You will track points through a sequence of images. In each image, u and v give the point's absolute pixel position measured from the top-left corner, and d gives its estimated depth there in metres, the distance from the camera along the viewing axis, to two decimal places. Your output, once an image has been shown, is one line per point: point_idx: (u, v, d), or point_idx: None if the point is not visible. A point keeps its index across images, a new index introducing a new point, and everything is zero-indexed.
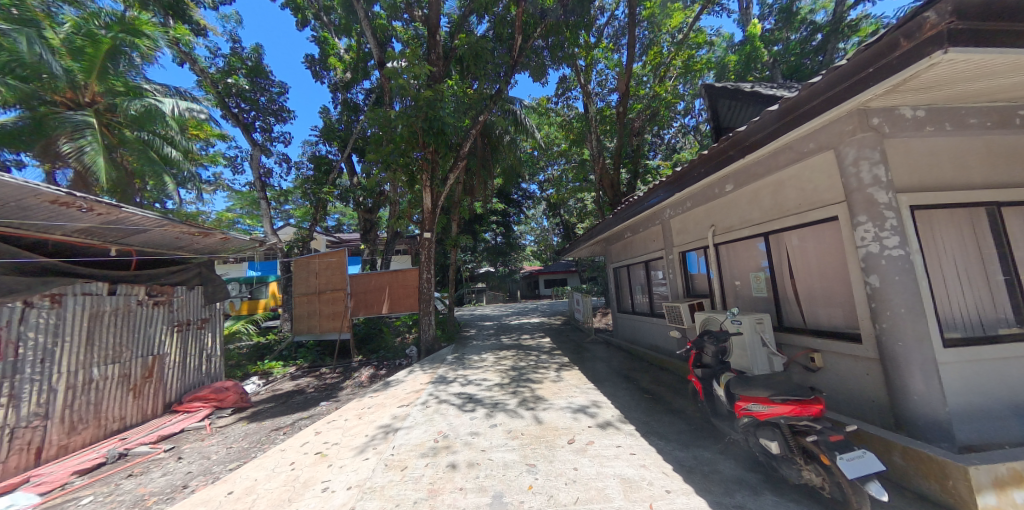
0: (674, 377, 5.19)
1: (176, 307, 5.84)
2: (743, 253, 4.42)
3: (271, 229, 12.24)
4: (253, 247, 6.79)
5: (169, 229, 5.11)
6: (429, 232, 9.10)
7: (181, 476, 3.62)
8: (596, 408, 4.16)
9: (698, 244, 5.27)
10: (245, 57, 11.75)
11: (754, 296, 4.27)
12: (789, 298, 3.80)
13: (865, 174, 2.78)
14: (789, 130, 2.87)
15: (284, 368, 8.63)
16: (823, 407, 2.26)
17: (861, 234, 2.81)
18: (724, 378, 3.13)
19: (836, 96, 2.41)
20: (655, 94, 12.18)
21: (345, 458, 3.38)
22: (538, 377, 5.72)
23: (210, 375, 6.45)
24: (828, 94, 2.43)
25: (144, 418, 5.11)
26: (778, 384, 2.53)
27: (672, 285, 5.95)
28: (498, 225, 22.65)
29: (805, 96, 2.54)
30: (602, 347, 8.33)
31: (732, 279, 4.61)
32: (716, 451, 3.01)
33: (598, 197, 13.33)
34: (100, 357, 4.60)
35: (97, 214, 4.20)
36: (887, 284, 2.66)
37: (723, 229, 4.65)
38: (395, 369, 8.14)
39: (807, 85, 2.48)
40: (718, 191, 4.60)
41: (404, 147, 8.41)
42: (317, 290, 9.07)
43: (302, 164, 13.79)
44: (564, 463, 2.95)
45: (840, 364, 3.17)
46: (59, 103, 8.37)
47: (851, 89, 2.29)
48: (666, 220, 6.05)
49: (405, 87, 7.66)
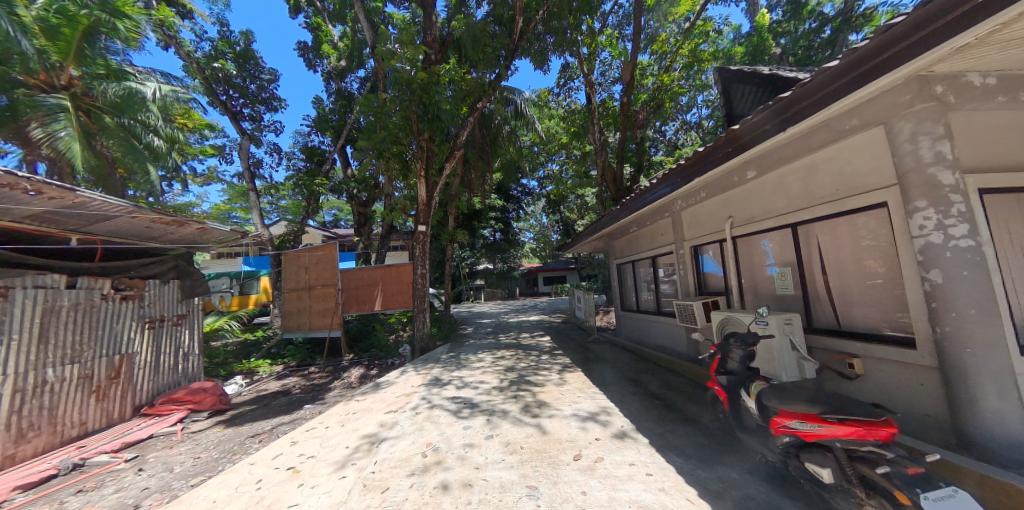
0: (686, 380, 4.79)
1: (149, 302, 5.38)
2: (767, 246, 4.02)
3: (261, 222, 11.85)
4: (237, 239, 6.38)
5: (138, 217, 4.75)
6: (424, 225, 8.68)
7: (135, 492, 3.21)
8: (605, 416, 3.75)
9: (712, 238, 4.88)
10: (235, 42, 11.18)
11: (778, 294, 3.88)
12: (821, 297, 3.41)
13: (924, 150, 2.38)
14: (845, 95, 2.41)
15: (270, 367, 8.27)
16: (893, 429, 1.81)
17: (920, 221, 2.42)
18: (756, 388, 2.68)
19: (917, 44, 1.97)
20: (660, 85, 11.90)
21: (319, 475, 2.96)
22: (539, 380, 5.29)
23: (188, 375, 6.03)
24: (908, 41, 1.99)
25: (109, 423, 4.69)
26: (828, 399, 2.11)
27: (681, 282, 5.58)
28: (497, 222, 21.75)
29: (869, 51, 2.13)
30: (605, 346, 7.95)
31: (752, 275, 4.23)
32: (744, 470, 2.60)
33: (601, 191, 13.06)
34: (56, 357, 4.18)
35: (48, 198, 3.79)
36: (951, 281, 2.28)
37: (742, 221, 4.27)
38: (386, 368, 7.75)
39: (880, 30, 2.03)
40: (738, 179, 4.19)
41: (398, 135, 7.84)
42: (307, 285, 8.65)
43: (293, 154, 13.27)
44: (570, 485, 2.55)
45: (886, 372, 2.77)
46: (33, 86, 7.92)
47: (937, 35, 1.87)
48: (676, 212, 5.66)
49: (399, 70, 7.25)
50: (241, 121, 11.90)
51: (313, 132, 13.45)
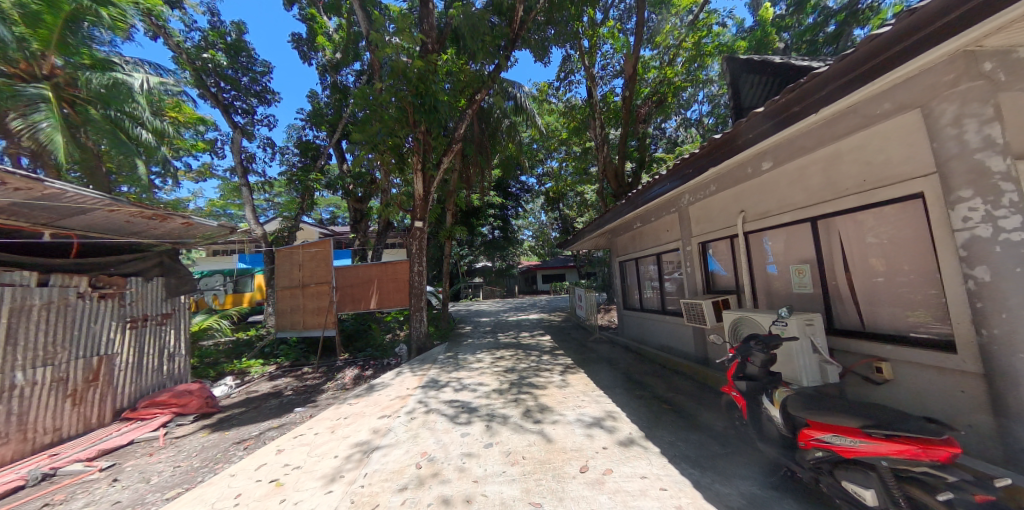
0: (694, 383, 4.58)
1: (130, 301, 5.13)
2: (782, 242, 3.80)
3: (254, 218, 11.56)
4: (226, 235, 6.13)
5: (117, 211, 4.51)
6: (421, 220, 8.42)
7: (105, 507, 2.96)
8: (611, 422, 3.53)
9: (722, 234, 4.66)
10: (226, 32, 10.86)
11: (795, 292, 3.66)
12: (844, 296, 3.19)
13: (970, 135, 2.16)
14: (886, 73, 2.15)
15: (262, 367, 8.03)
16: (955, 450, 1.56)
17: (965, 213, 2.19)
18: (780, 397, 2.45)
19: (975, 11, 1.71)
20: (663, 79, 11.66)
21: (305, 490, 2.73)
22: (540, 382, 5.07)
23: (173, 377, 5.77)
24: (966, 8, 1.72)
25: (87, 428, 4.44)
26: (869, 410, 1.88)
27: (688, 280, 5.37)
28: (496, 219, 21.42)
29: (923, 17, 1.86)
30: (607, 346, 7.74)
31: (767, 272, 4.01)
32: (767, 485, 2.38)
33: (603, 188, 12.81)
34: (27, 360, 3.93)
35: (13, 188, 3.56)
36: (1001, 278, 2.05)
37: (756, 215, 4.05)
38: (382, 369, 7.51)
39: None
40: (753, 170, 3.96)
41: (394, 127, 7.43)
42: (300, 283, 8.39)
43: (287, 149, 12.95)
44: (578, 502, 2.32)
45: (919, 378, 2.56)
46: (12, 75, 7.61)
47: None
48: (684, 206, 5.43)
49: (394, 59, 6.97)
50: (233, 115, 11.61)
51: (307, 126, 13.17)
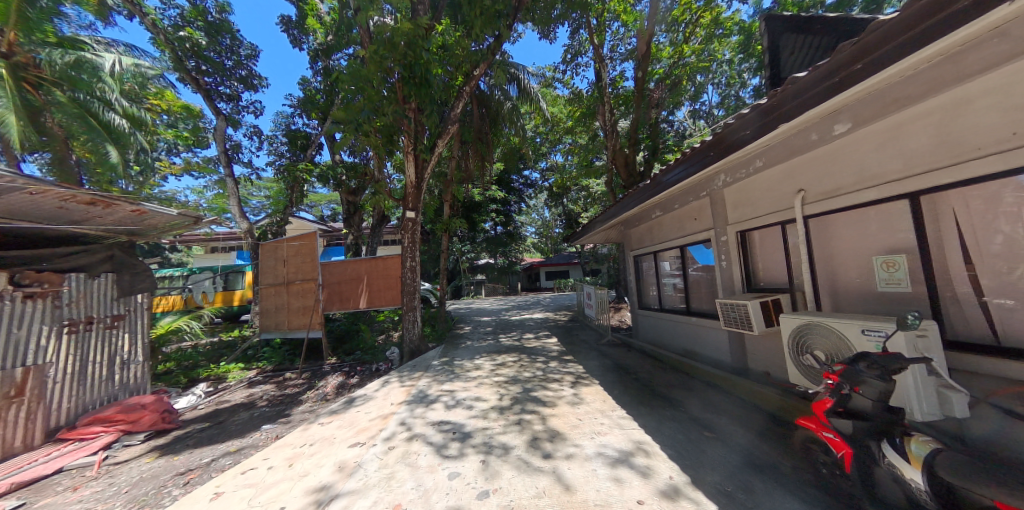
0: (737, 402, 3.78)
1: (68, 301, 4.41)
2: (860, 228, 2.97)
3: (240, 212, 10.79)
4: (192, 225, 5.35)
5: (40, 194, 3.78)
6: (413, 210, 7.51)
7: None
8: (643, 459, 2.73)
9: (771, 219, 3.83)
10: (206, 10, 10.01)
11: (880, 293, 2.85)
12: (964, 297, 2.40)
13: None
14: None
15: (241, 373, 7.30)
16: None
17: None
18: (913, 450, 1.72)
19: None
20: (677, 60, 10.73)
21: None
22: (548, 397, 4.28)
23: (128, 387, 5.05)
24: None
25: (7, 454, 3.75)
26: None
27: (723, 276, 4.54)
28: (498, 214, 20.64)
29: None
30: (621, 350, 6.93)
31: (835, 266, 3.19)
32: None
33: (611, 179, 11.94)
34: None
35: None
36: None
37: (821, 194, 3.21)
38: (371, 375, 6.77)
39: None
40: (819, 136, 3.11)
41: (382, 104, 6.63)
42: (284, 280, 7.64)
43: (275, 138, 12.19)
44: None
45: None
46: None
47: None
48: (717, 189, 4.59)
49: (381, 26, 6.13)
50: (215, 101, 10.84)
51: (298, 114, 12.40)
